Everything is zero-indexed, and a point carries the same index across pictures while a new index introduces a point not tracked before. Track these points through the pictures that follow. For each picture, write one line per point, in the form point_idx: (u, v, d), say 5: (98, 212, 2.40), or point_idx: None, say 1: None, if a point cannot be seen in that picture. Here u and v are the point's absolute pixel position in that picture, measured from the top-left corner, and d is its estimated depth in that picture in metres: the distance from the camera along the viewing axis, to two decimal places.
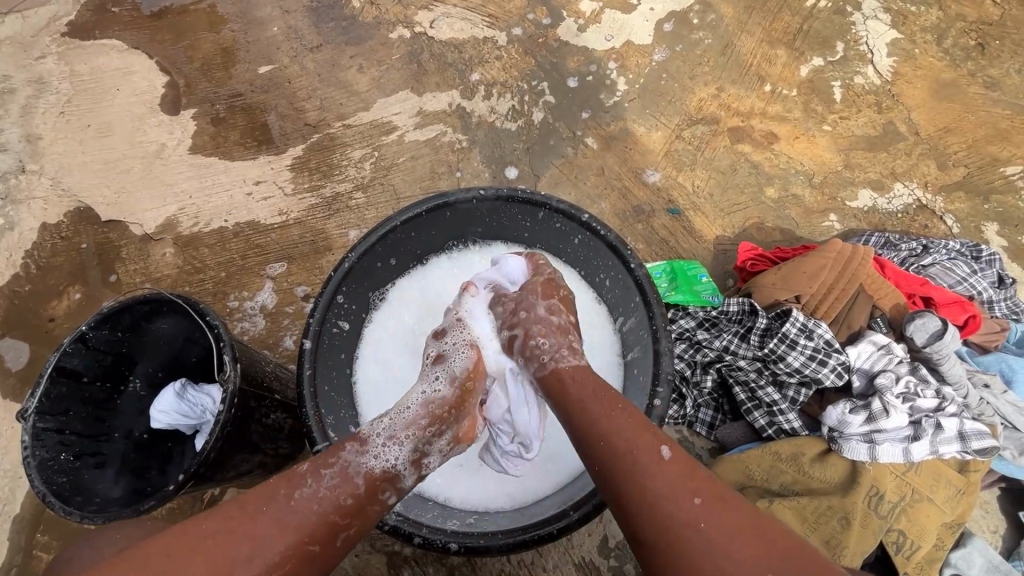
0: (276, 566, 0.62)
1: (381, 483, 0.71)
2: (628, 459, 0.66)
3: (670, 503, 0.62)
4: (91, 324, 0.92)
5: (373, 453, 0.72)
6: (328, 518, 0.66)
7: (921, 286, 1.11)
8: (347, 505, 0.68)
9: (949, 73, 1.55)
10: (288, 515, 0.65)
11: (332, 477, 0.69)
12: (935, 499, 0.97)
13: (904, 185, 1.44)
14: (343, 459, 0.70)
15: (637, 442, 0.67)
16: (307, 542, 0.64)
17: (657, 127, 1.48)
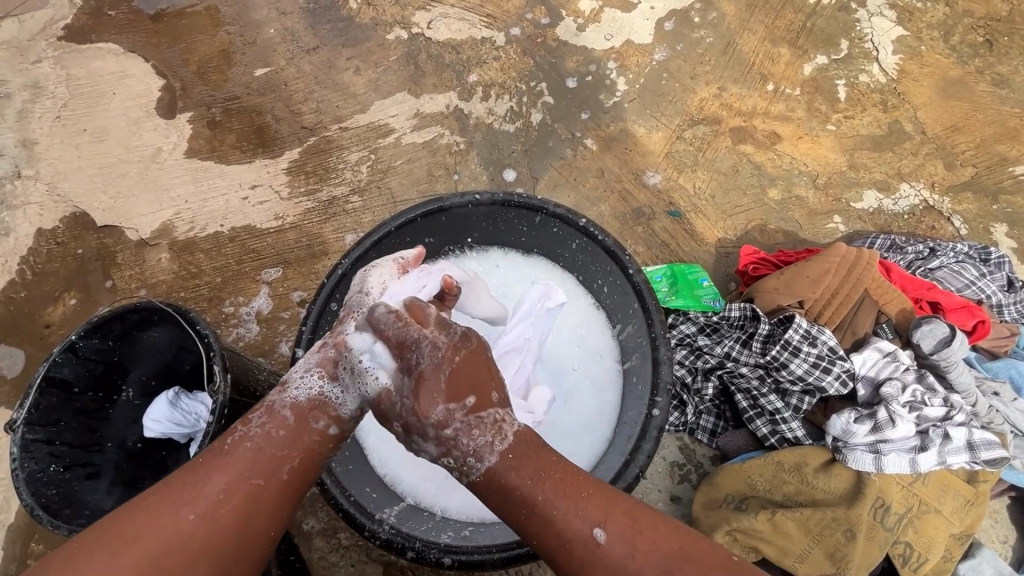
0: (220, 505, 0.59)
1: (313, 412, 0.65)
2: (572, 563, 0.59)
3: None
4: (80, 333, 0.91)
5: (297, 388, 0.66)
6: (269, 452, 0.63)
7: (928, 290, 1.08)
8: (285, 437, 0.64)
9: (956, 70, 1.52)
10: (225, 456, 0.62)
11: (260, 418, 0.65)
12: (942, 511, 0.95)
13: (909, 186, 1.42)
14: (267, 402, 0.66)
15: (571, 537, 0.59)
16: (249, 477, 0.61)
17: (658, 127, 1.46)
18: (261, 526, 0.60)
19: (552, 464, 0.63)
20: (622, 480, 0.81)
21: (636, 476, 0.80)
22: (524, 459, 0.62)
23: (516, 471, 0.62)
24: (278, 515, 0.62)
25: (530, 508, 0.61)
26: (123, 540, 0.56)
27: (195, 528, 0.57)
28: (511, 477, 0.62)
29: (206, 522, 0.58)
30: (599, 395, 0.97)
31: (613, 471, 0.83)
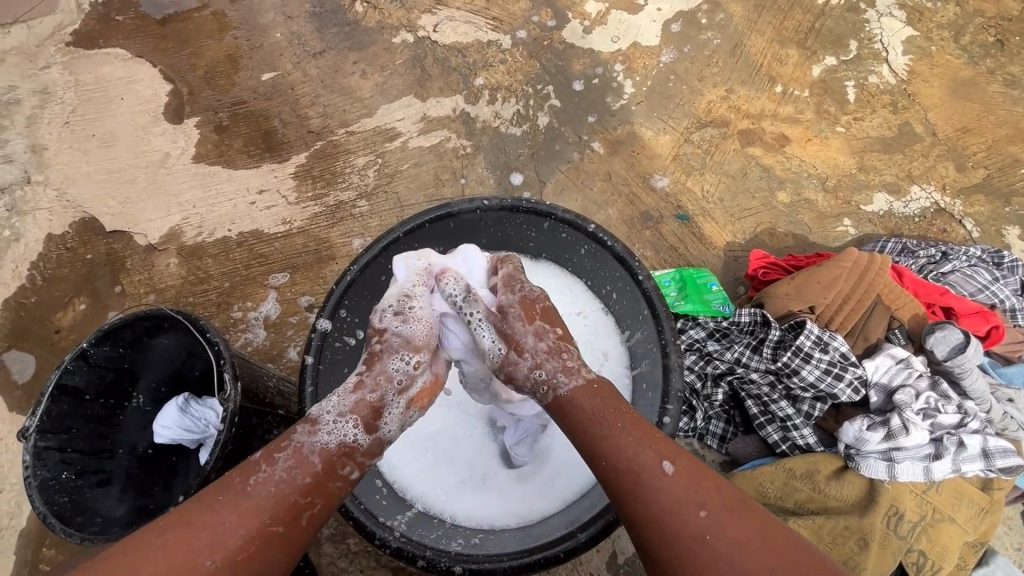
0: (237, 550, 0.61)
1: (340, 458, 0.69)
2: (642, 494, 0.64)
3: (680, 516, 0.62)
4: (91, 341, 0.91)
5: (325, 434, 0.68)
6: (287, 497, 0.65)
7: (940, 296, 1.07)
8: (305, 484, 0.66)
9: (966, 71, 1.50)
10: (245, 500, 0.63)
11: (286, 459, 0.67)
12: (956, 519, 0.94)
13: (920, 188, 1.40)
14: (294, 442, 0.68)
15: (640, 462, 0.65)
16: (267, 522, 0.63)
17: (665, 130, 1.45)
18: (275, 566, 0.63)
19: (631, 412, 0.69)
20: None
21: None
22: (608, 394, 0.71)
23: (603, 407, 0.70)
24: (290, 556, 0.65)
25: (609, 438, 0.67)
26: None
27: (211, 572, 0.60)
28: (591, 406, 0.70)
29: (222, 567, 0.60)
30: None
31: None
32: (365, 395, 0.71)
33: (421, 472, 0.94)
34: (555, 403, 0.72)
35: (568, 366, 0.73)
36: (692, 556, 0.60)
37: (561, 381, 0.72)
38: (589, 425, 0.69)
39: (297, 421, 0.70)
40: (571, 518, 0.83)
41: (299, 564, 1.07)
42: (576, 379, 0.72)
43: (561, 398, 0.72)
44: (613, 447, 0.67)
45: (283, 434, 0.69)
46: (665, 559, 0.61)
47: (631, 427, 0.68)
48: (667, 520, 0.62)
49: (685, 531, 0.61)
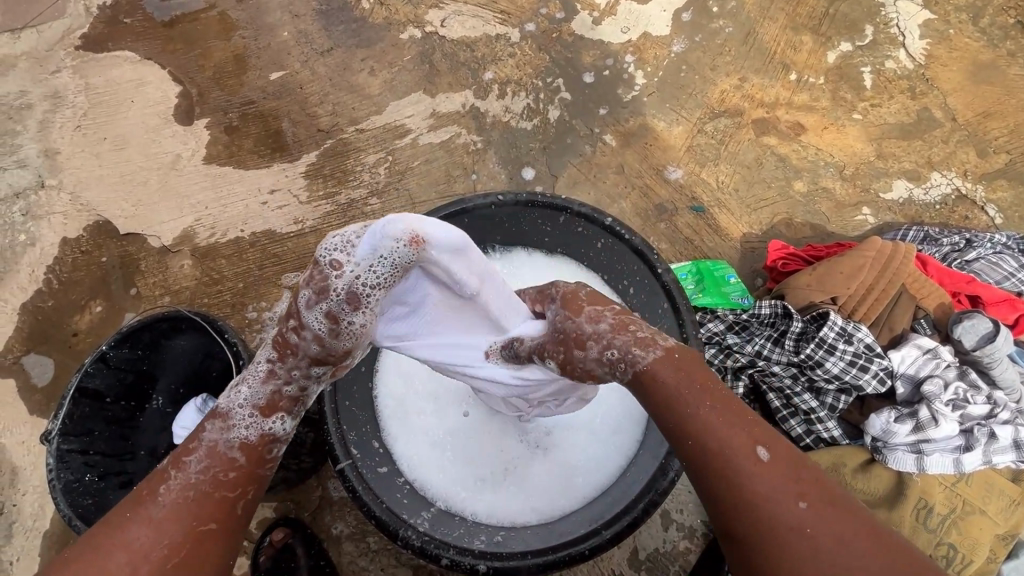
0: (163, 559, 0.57)
1: (262, 447, 0.66)
2: (725, 479, 0.54)
3: (769, 504, 0.52)
4: (111, 343, 0.92)
5: (240, 426, 0.65)
6: (209, 493, 0.61)
7: (967, 284, 1.05)
8: (230, 478, 0.63)
9: (986, 53, 1.47)
10: (160, 511, 0.59)
11: (199, 460, 0.63)
12: (987, 511, 0.92)
13: (941, 175, 1.37)
14: (207, 442, 0.64)
15: (721, 444, 0.55)
16: (193, 522, 0.59)
17: (678, 121, 1.43)
18: (216, 565, 0.60)
19: (719, 384, 0.60)
20: (657, 484, 0.79)
21: (671, 481, 0.79)
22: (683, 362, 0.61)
23: (691, 378, 0.59)
24: (229, 550, 0.62)
25: (686, 418, 0.58)
26: None
27: None
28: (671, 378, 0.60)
29: None
30: (626, 398, 0.96)
31: (647, 476, 0.82)
32: (282, 386, 0.68)
33: (443, 470, 0.93)
34: (637, 380, 0.61)
35: (641, 337, 0.63)
36: (776, 550, 0.51)
37: (644, 354, 0.62)
38: (671, 404, 0.59)
39: (209, 415, 0.66)
40: (594, 515, 0.83)
41: (320, 564, 1.07)
42: (654, 350, 0.62)
43: (652, 373, 0.61)
44: (704, 423, 0.57)
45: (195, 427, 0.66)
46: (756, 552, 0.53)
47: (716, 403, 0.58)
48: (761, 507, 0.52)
49: (782, 521, 0.52)
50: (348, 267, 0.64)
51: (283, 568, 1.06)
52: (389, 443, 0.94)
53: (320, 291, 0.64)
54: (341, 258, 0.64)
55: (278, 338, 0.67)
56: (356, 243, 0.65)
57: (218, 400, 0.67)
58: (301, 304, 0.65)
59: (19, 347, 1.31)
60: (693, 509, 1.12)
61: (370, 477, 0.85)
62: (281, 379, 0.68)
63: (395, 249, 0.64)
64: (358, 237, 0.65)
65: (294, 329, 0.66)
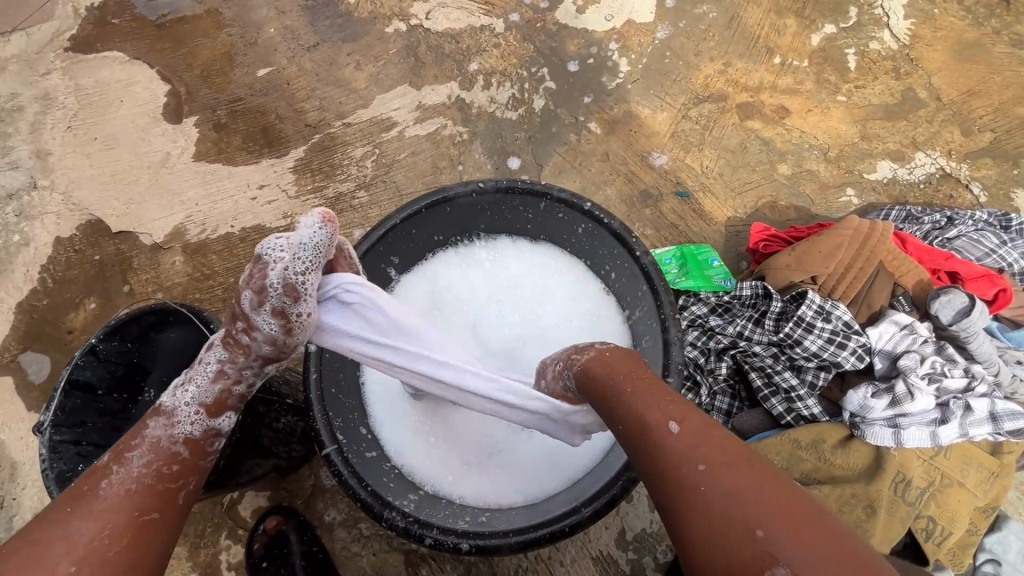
0: (106, 545, 0.58)
1: (207, 441, 0.70)
2: (644, 447, 0.58)
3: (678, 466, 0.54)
4: (99, 337, 0.94)
5: (185, 424, 0.68)
6: (151, 485, 0.64)
7: (945, 261, 1.06)
8: (173, 469, 0.66)
9: (971, 32, 1.46)
10: (101, 504, 0.60)
11: (142, 455, 0.65)
12: (966, 484, 0.93)
13: (926, 154, 1.38)
14: (150, 437, 0.66)
15: (648, 421, 0.60)
16: (135, 511, 0.61)
17: (662, 107, 1.43)
18: (160, 554, 0.61)
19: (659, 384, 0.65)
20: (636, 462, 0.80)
21: None
22: (626, 363, 0.69)
23: (626, 373, 0.66)
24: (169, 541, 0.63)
25: (617, 401, 0.64)
26: None
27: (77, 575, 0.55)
28: (607, 376, 0.67)
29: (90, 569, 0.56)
30: None
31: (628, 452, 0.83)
32: (231, 386, 0.71)
33: (428, 454, 0.95)
34: (580, 378, 0.71)
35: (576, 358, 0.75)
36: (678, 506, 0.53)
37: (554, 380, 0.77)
38: (605, 391, 0.66)
39: (152, 413, 0.69)
40: (576, 494, 0.84)
41: (312, 550, 1.10)
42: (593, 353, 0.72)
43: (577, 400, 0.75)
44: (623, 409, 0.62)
45: (139, 421, 0.68)
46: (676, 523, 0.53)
47: (645, 389, 0.63)
48: (672, 474, 0.54)
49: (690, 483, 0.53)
50: (284, 263, 0.66)
51: (277, 555, 1.08)
52: (377, 430, 0.96)
53: (262, 289, 0.67)
54: (280, 257, 0.67)
55: (228, 340, 0.70)
56: (291, 242, 0.67)
57: (162, 398, 0.69)
58: (247, 307, 0.67)
59: (16, 346, 1.33)
60: None
61: (356, 461, 0.86)
62: (229, 377, 0.71)
63: (316, 235, 0.68)
64: (291, 237, 0.68)
65: (245, 331, 0.69)
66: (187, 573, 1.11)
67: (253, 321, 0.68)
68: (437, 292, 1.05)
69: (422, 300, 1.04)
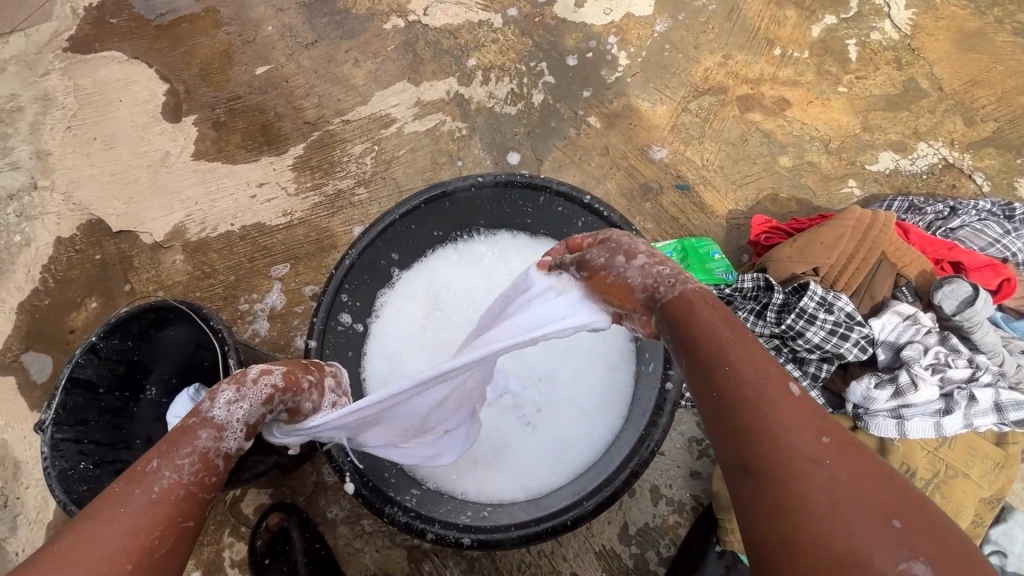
0: (154, 550, 0.54)
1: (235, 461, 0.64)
2: (748, 413, 0.53)
3: (795, 440, 0.50)
4: (99, 335, 0.93)
5: (232, 440, 0.63)
6: (195, 495, 0.59)
7: (948, 251, 1.05)
8: (212, 482, 0.61)
9: (974, 21, 1.45)
10: (150, 506, 0.56)
11: (191, 463, 0.60)
12: (970, 474, 0.93)
13: (928, 144, 1.37)
14: (200, 447, 0.61)
15: (751, 381, 0.54)
16: (180, 519, 0.57)
17: (662, 101, 1.43)
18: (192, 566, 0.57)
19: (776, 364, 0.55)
20: (638, 454, 0.80)
21: (651, 451, 0.79)
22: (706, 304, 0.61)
23: (719, 319, 0.58)
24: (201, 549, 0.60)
25: (713, 350, 0.56)
26: None
27: None
28: (703, 317, 0.58)
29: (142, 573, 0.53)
30: (610, 373, 0.97)
31: (630, 445, 0.83)
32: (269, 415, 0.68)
33: None
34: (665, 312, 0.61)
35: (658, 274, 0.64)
36: (785, 477, 0.49)
37: (664, 290, 0.62)
38: (692, 337, 0.58)
39: (201, 422, 0.63)
40: (579, 487, 0.84)
41: (315, 547, 1.10)
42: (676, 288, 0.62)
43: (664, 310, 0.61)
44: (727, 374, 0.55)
45: (185, 425, 0.62)
46: (779, 495, 0.49)
47: (745, 343, 0.57)
48: (783, 443, 0.50)
49: (803, 455, 0.50)
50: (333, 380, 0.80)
51: (280, 552, 1.08)
52: None
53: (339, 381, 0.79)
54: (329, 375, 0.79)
55: (290, 372, 0.70)
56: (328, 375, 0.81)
57: (211, 409, 0.63)
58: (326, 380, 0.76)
59: (18, 346, 1.33)
60: (681, 483, 1.13)
61: (358, 456, 0.86)
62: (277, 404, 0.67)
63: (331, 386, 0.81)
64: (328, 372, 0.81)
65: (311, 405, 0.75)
66: (191, 571, 1.11)
67: (323, 390, 0.74)
68: (438, 288, 1.05)
69: (423, 297, 1.04)
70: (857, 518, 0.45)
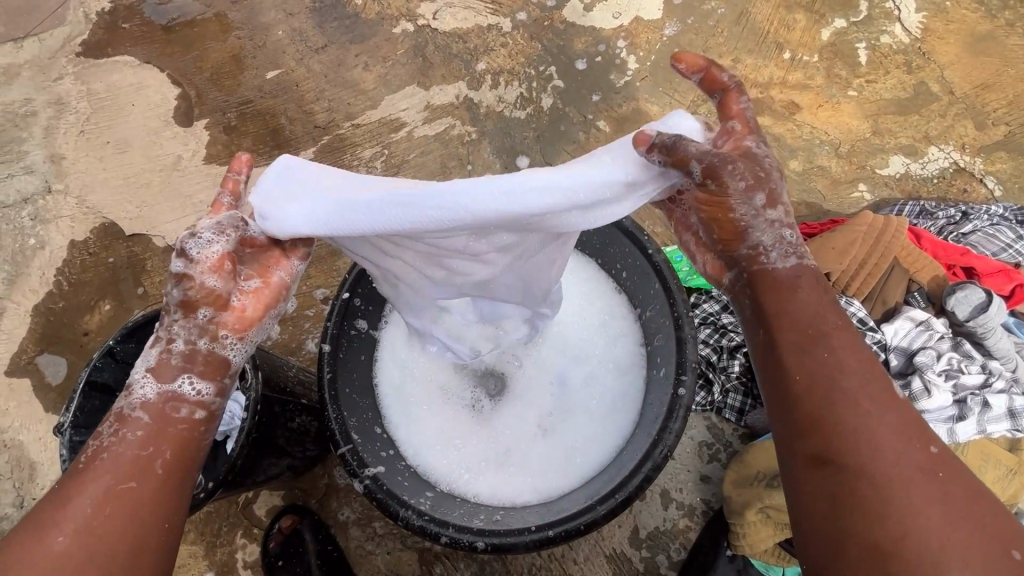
0: (89, 515, 0.57)
1: (170, 403, 0.65)
2: (838, 408, 0.56)
3: (883, 442, 0.54)
4: (117, 338, 0.95)
5: (142, 389, 0.64)
6: (122, 455, 0.61)
7: (961, 256, 1.06)
8: (141, 436, 0.62)
9: (984, 25, 1.45)
10: (78, 477, 0.59)
11: (111, 427, 0.63)
12: (983, 480, 0.92)
13: (939, 149, 1.36)
14: (115, 411, 0.64)
15: (844, 378, 0.57)
16: (108, 480, 0.59)
17: (671, 105, 1.43)
18: (144, 519, 0.59)
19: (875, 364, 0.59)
20: (651, 459, 0.80)
21: (664, 456, 0.80)
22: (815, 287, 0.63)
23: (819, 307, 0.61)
24: (157, 503, 0.60)
25: (816, 334, 0.60)
26: None
27: (67, 544, 0.55)
28: (807, 300, 0.62)
29: (78, 536, 0.56)
30: (622, 377, 0.96)
31: (642, 450, 0.83)
32: (199, 340, 0.66)
33: (442, 453, 0.95)
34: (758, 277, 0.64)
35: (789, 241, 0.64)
36: (868, 473, 0.53)
37: (774, 258, 0.64)
38: (789, 319, 0.61)
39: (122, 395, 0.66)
40: (590, 491, 0.84)
41: (328, 548, 1.11)
42: (791, 261, 0.63)
43: (760, 276, 0.64)
44: (811, 355, 0.59)
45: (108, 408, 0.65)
46: (855, 489, 0.53)
47: (848, 337, 0.60)
48: (875, 445, 0.54)
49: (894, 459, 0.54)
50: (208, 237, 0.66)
51: (292, 553, 1.09)
52: (391, 429, 0.96)
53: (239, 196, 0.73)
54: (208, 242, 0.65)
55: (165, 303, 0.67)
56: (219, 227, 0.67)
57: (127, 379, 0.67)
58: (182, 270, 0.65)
59: (33, 348, 1.34)
60: (691, 487, 1.14)
61: (371, 461, 0.86)
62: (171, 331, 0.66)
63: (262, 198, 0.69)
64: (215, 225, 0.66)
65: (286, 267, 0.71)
66: (203, 571, 1.12)
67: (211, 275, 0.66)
68: None
69: None
70: (958, 532, 0.50)
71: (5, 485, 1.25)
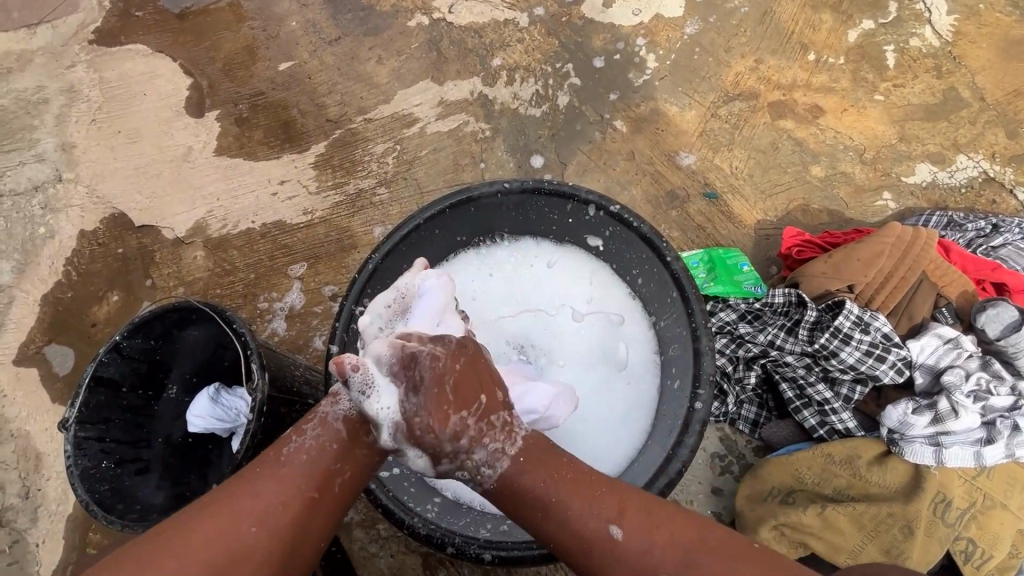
0: (279, 516, 0.61)
1: (361, 432, 0.68)
2: (601, 566, 0.62)
3: (643, 567, 0.60)
4: (124, 333, 0.93)
5: (341, 413, 0.68)
6: (322, 463, 0.65)
7: (992, 271, 1.03)
8: (335, 449, 0.66)
9: (1019, 28, 1.40)
10: (281, 468, 0.64)
11: (314, 428, 0.67)
12: (1010, 506, 0.92)
13: (968, 157, 1.32)
14: (321, 413, 0.68)
15: (586, 532, 0.62)
16: (305, 489, 0.63)
17: (691, 105, 1.39)
18: (316, 540, 0.63)
19: (567, 465, 0.66)
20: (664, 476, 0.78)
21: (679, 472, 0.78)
22: (534, 457, 0.66)
23: (530, 468, 0.66)
24: (327, 524, 0.65)
25: (545, 510, 0.64)
26: (180, 538, 0.58)
27: (257, 537, 0.59)
28: (528, 480, 0.65)
29: (267, 537, 0.60)
30: (635, 387, 0.94)
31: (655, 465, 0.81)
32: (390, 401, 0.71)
33: None
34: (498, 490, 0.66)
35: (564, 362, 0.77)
36: None
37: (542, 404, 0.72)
38: (530, 507, 0.65)
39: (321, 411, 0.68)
40: None
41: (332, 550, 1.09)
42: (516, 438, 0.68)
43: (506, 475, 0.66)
44: (559, 526, 0.63)
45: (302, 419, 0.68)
46: None
47: (567, 482, 0.65)
48: None
49: (670, 573, 0.59)
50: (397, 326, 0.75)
51: None
52: None
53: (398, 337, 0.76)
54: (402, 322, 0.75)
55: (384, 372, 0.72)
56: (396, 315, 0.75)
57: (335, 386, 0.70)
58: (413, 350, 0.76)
59: (41, 338, 1.34)
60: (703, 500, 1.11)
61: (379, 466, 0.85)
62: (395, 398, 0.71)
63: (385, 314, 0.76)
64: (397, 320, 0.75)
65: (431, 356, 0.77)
66: None
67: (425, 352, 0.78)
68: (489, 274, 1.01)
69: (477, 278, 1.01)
70: None
71: (10, 475, 1.25)
